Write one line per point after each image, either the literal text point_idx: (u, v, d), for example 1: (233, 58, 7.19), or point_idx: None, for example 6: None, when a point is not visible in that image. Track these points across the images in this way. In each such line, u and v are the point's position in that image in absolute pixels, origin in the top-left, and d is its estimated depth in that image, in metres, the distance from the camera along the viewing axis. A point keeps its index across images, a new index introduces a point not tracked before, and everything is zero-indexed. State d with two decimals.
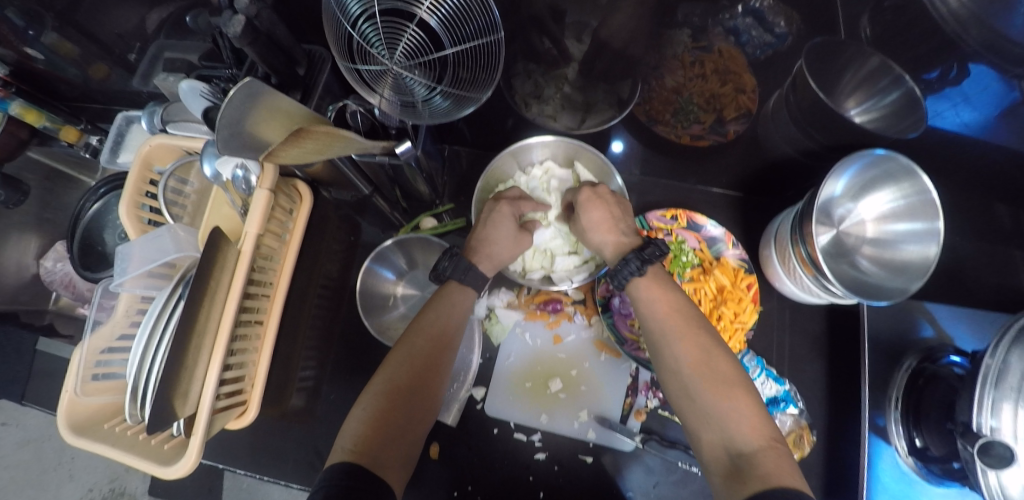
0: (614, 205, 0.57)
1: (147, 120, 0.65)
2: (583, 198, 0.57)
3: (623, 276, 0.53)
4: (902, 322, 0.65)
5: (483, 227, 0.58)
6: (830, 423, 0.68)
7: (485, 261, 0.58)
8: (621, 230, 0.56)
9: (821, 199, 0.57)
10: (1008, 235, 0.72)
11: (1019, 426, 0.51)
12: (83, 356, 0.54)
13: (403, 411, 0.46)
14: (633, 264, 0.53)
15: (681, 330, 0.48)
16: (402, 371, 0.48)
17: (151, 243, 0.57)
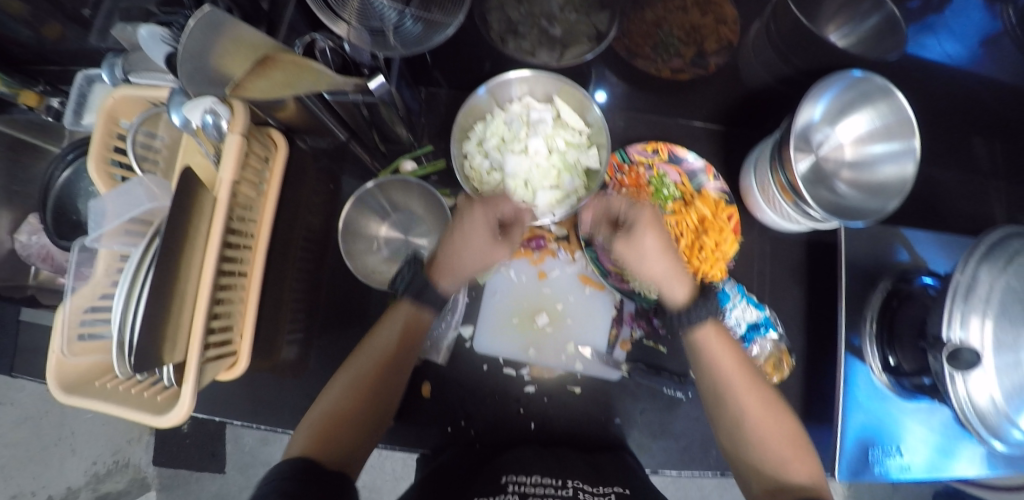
0: (663, 229, 0.59)
1: (108, 72, 0.62)
2: (643, 219, 0.58)
3: (693, 321, 0.58)
4: (879, 247, 0.67)
5: (460, 234, 0.60)
6: (810, 348, 0.71)
7: (449, 274, 0.61)
8: (677, 260, 0.59)
9: (800, 124, 0.57)
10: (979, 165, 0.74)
11: (987, 337, 0.52)
12: (65, 314, 0.54)
13: (361, 409, 0.53)
14: (703, 311, 0.58)
15: (742, 386, 0.55)
16: (365, 380, 0.55)
17: (122, 197, 0.56)
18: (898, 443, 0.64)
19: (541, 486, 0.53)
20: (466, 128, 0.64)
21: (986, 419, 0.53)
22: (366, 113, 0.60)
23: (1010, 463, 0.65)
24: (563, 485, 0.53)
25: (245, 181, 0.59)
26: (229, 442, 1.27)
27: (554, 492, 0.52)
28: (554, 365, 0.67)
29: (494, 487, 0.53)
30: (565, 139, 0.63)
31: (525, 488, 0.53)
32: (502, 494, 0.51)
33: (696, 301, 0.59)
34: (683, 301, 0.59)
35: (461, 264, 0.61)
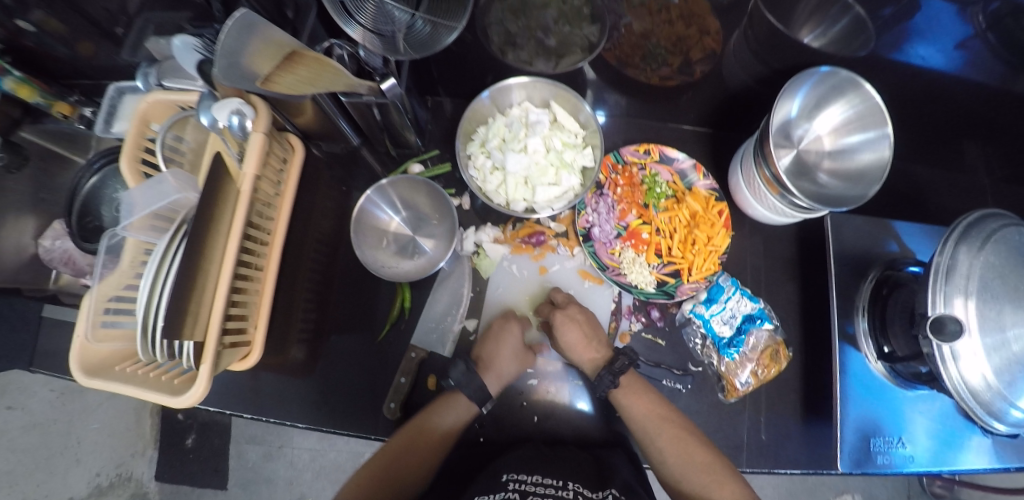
0: (589, 323, 0.67)
1: (142, 81, 0.69)
2: (557, 321, 0.66)
3: (602, 389, 0.64)
4: (869, 239, 0.69)
5: (493, 346, 0.68)
6: (808, 340, 0.72)
7: (493, 378, 0.66)
8: (594, 347, 0.66)
9: (778, 120, 0.62)
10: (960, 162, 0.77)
11: (972, 316, 0.53)
12: (93, 300, 0.57)
13: (398, 476, 0.60)
14: (608, 379, 0.63)
15: (668, 434, 0.61)
16: (408, 454, 0.61)
17: (150, 190, 0.60)
18: (902, 434, 0.64)
19: (541, 486, 0.54)
20: (470, 132, 0.69)
21: (982, 398, 0.54)
22: (379, 118, 0.65)
23: (1016, 453, 0.65)
24: (563, 487, 0.55)
25: (265, 178, 0.63)
26: (232, 457, 1.23)
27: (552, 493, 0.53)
28: (556, 359, 0.70)
29: (496, 485, 0.55)
30: (561, 140, 0.67)
31: (525, 486, 0.54)
32: (503, 492, 0.53)
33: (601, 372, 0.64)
34: (590, 370, 0.65)
35: (497, 373, 0.66)
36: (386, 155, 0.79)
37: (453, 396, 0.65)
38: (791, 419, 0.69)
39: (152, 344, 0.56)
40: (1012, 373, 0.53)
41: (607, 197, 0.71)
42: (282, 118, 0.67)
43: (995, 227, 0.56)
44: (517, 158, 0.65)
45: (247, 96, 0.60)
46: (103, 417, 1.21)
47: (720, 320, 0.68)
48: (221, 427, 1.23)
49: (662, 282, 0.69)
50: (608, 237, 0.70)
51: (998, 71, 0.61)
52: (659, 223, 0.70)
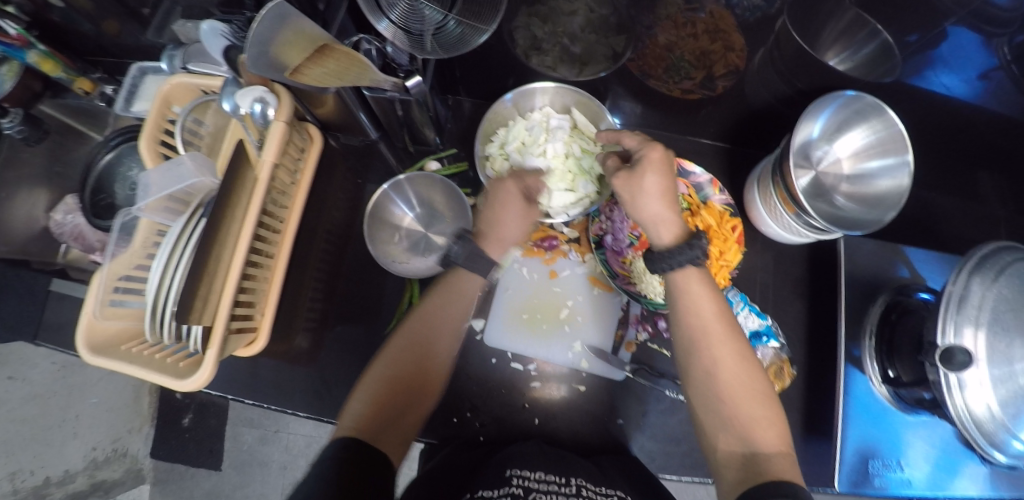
0: (671, 172, 0.55)
1: (167, 62, 0.69)
2: (647, 158, 0.53)
3: (677, 259, 0.53)
4: (879, 263, 0.70)
5: (494, 206, 0.63)
6: (811, 360, 0.72)
7: (496, 246, 0.63)
8: (676, 206, 0.55)
9: (799, 140, 0.62)
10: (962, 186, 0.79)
11: (980, 348, 0.54)
12: (103, 278, 0.57)
13: (395, 402, 0.52)
14: (693, 250, 0.53)
15: (719, 334, 0.51)
16: (406, 368, 0.55)
17: (168, 172, 0.60)
18: (900, 458, 0.65)
19: (544, 483, 0.53)
20: (490, 133, 0.69)
21: (984, 428, 0.54)
22: (401, 113, 0.65)
23: (1011, 485, 0.66)
24: (566, 484, 0.53)
25: (283, 166, 0.63)
26: (227, 439, 1.27)
27: (558, 489, 0.52)
28: (563, 362, 0.69)
29: (498, 480, 0.53)
30: (581, 146, 0.67)
31: (529, 483, 0.52)
32: (506, 486, 0.51)
33: (685, 243, 0.53)
34: (670, 239, 0.54)
35: (498, 235, 0.63)
36: (404, 151, 0.78)
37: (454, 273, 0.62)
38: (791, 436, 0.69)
39: (159, 324, 0.56)
40: (1017, 406, 0.54)
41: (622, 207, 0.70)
42: (303, 109, 0.68)
43: (1008, 260, 0.57)
44: (537, 162, 0.65)
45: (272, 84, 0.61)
46: (101, 392, 1.21)
47: None
48: (218, 408, 1.24)
49: None
50: (620, 246, 0.69)
51: (1015, 102, 0.62)
52: None
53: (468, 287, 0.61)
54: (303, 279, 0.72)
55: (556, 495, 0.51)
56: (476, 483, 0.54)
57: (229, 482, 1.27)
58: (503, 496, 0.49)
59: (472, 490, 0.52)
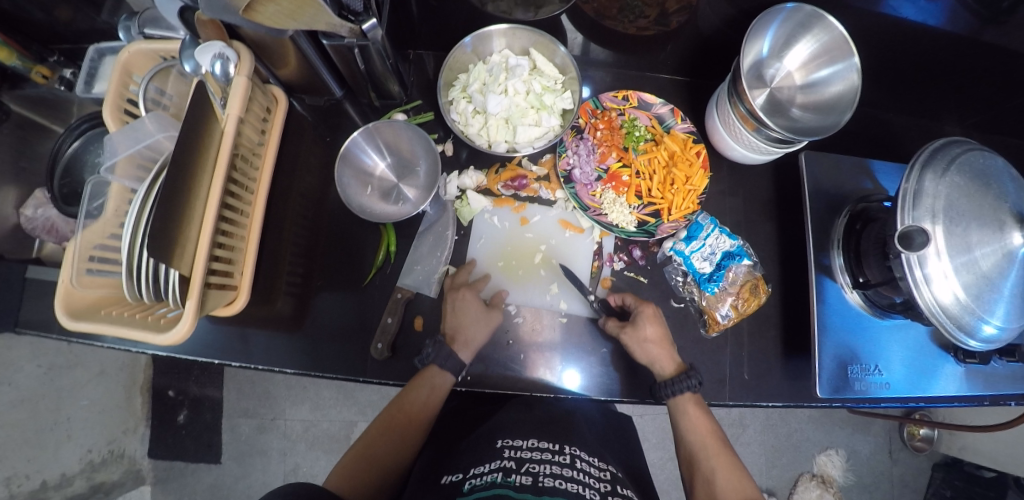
0: (662, 325, 0.67)
1: (123, 34, 0.70)
2: (644, 312, 0.67)
3: (677, 388, 0.64)
4: (844, 177, 0.71)
5: (455, 313, 0.68)
6: (785, 278, 0.74)
7: (332, 319, 0.71)
8: (671, 346, 0.66)
9: (749, 61, 0.65)
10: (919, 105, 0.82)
11: (942, 242, 0.54)
12: (77, 245, 0.56)
13: (381, 450, 0.64)
14: (691, 380, 0.64)
15: (716, 452, 0.65)
16: (389, 436, 0.64)
17: (131, 133, 0.60)
18: (877, 361, 0.66)
19: (537, 452, 0.55)
20: (451, 79, 0.72)
21: (952, 313, 0.54)
22: (362, 66, 0.66)
23: (987, 384, 0.67)
24: (559, 452, 0.56)
25: (249, 123, 0.64)
26: (225, 432, 1.30)
27: (550, 457, 0.54)
28: (542, 305, 0.73)
29: (491, 452, 0.56)
30: (541, 83, 0.69)
31: (521, 453, 0.55)
32: (499, 458, 0.54)
33: (682, 372, 0.65)
34: (669, 373, 0.65)
35: (466, 340, 0.67)
36: (369, 106, 0.79)
37: (424, 373, 0.65)
38: (770, 353, 0.71)
39: (140, 284, 0.56)
40: (979, 288, 0.54)
41: (587, 141, 0.73)
42: (265, 70, 0.68)
43: (958, 152, 0.58)
44: (497, 99, 0.67)
45: (230, 42, 0.60)
46: (93, 394, 1.18)
47: (700, 256, 0.70)
48: (212, 402, 1.30)
49: (643, 222, 0.72)
50: (588, 179, 0.72)
51: (963, 19, 0.64)
52: (638, 166, 0.73)
53: (442, 381, 0.65)
54: (281, 240, 0.73)
55: (549, 464, 0.53)
56: (468, 458, 0.57)
57: (231, 475, 1.29)
58: (496, 469, 0.51)
59: (467, 468, 0.54)
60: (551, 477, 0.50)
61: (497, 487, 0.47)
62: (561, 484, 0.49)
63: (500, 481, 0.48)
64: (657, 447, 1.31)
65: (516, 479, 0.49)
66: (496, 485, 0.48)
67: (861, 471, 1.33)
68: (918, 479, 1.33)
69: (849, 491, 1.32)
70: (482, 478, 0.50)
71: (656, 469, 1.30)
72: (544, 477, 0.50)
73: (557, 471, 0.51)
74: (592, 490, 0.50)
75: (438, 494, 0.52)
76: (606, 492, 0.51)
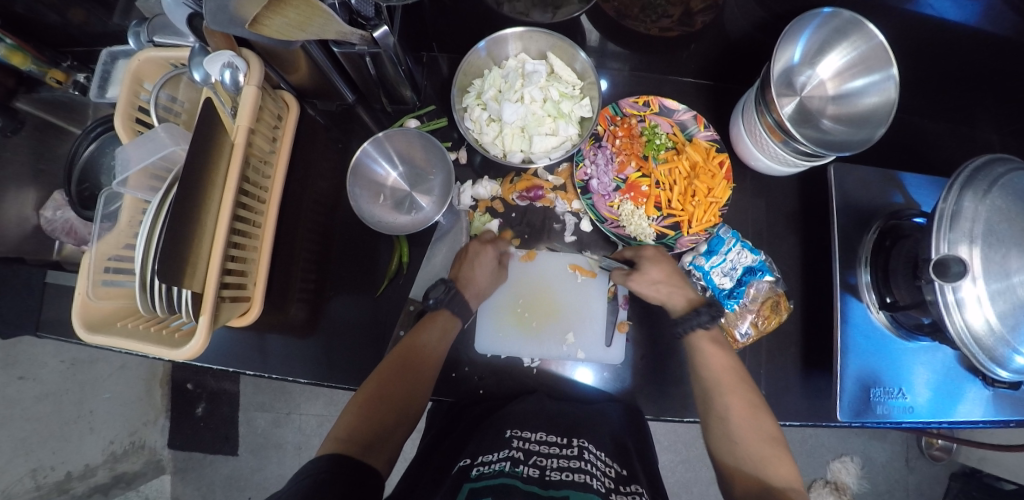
0: (668, 264, 0.68)
1: (134, 40, 0.70)
2: (647, 253, 0.68)
3: (689, 325, 0.64)
4: (874, 191, 0.68)
5: (470, 265, 0.69)
6: (810, 293, 0.71)
7: (344, 330, 0.71)
8: (687, 286, 0.67)
9: (779, 68, 0.62)
10: (956, 111, 0.78)
11: (978, 265, 0.51)
12: (93, 258, 0.56)
13: (387, 418, 0.59)
14: (703, 316, 0.64)
15: (731, 386, 0.61)
16: (394, 388, 0.60)
17: (146, 145, 0.60)
18: (901, 385, 0.64)
19: (545, 445, 0.54)
20: (466, 85, 0.70)
21: (984, 343, 0.52)
22: (374, 72, 0.65)
23: (1016, 408, 0.64)
24: (568, 445, 0.55)
25: (259, 132, 0.62)
26: (241, 424, 1.32)
27: (558, 451, 0.54)
28: (557, 357, 0.71)
29: (499, 442, 0.55)
30: (559, 90, 0.67)
31: (529, 445, 0.54)
32: (506, 449, 0.54)
33: (696, 308, 0.65)
34: (683, 309, 0.66)
35: (477, 291, 0.70)
36: (382, 111, 0.78)
37: (434, 315, 0.67)
38: (790, 371, 0.69)
39: (152, 298, 0.55)
40: (1017, 317, 0.51)
41: (605, 149, 0.71)
42: (276, 76, 0.67)
43: (1002, 172, 0.54)
44: (513, 108, 0.65)
45: (239, 50, 0.59)
46: (114, 387, 1.23)
47: (720, 272, 0.69)
48: (229, 395, 1.31)
49: (662, 234, 0.71)
50: (607, 189, 0.70)
51: (1009, 22, 0.59)
52: (659, 176, 0.70)
53: (452, 325, 0.67)
54: (294, 248, 0.72)
55: (556, 457, 0.52)
56: (478, 444, 0.56)
57: (247, 466, 1.31)
58: (504, 459, 0.52)
59: (476, 454, 0.54)
60: (557, 470, 0.50)
61: (504, 476, 0.47)
62: (568, 476, 0.48)
63: (507, 471, 0.49)
64: (668, 448, 1.30)
65: (524, 470, 0.49)
66: (505, 474, 0.48)
67: (875, 479, 1.31)
68: (934, 488, 1.31)
69: (862, 498, 1.31)
70: (490, 467, 0.50)
71: (666, 471, 1.30)
72: (551, 470, 0.50)
73: (564, 464, 0.51)
74: (600, 481, 0.49)
75: (447, 480, 0.51)
76: (612, 487, 0.50)
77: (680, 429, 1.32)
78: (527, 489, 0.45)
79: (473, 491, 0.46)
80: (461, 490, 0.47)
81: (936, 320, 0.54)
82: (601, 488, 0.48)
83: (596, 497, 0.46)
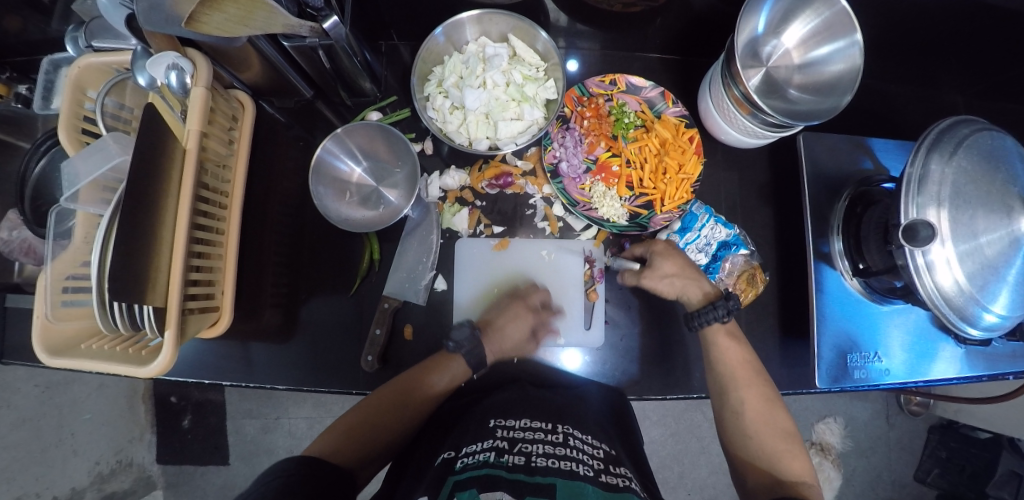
0: (680, 258, 0.67)
1: (72, 46, 0.66)
2: (659, 249, 0.67)
3: (706, 318, 0.63)
4: (843, 157, 0.68)
5: (505, 320, 0.70)
6: (785, 263, 0.72)
7: (321, 333, 0.69)
8: (703, 282, 0.66)
9: (744, 39, 0.61)
10: (918, 73, 0.78)
11: (946, 226, 0.51)
12: (48, 279, 0.54)
13: (358, 442, 0.58)
14: (720, 310, 0.62)
15: (746, 381, 0.62)
16: (378, 418, 0.60)
17: (93, 157, 0.58)
18: (877, 348, 0.65)
19: (529, 431, 0.54)
20: (427, 73, 0.68)
21: (954, 303, 0.52)
22: (329, 65, 0.62)
23: (987, 363, 0.66)
24: (553, 431, 0.54)
25: (213, 135, 0.60)
26: (230, 433, 1.29)
27: (543, 436, 0.53)
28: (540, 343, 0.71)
29: (484, 433, 0.54)
30: (521, 73, 0.65)
31: (514, 433, 0.54)
32: (491, 439, 0.53)
33: (713, 302, 0.63)
34: (699, 302, 0.65)
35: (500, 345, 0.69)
36: (343, 105, 0.75)
37: (448, 359, 0.66)
38: (769, 341, 0.70)
39: (112, 317, 0.53)
40: (985, 278, 0.52)
41: (574, 131, 0.70)
42: (227, 74, 0.64)
43: (965, 133, 0.54)
44: (475, 93, 0.64)
45: (183, 50, 0.56)
46: (94, 407, 1.21)
47: (695, 248, 0.70)
48: (215, 405, 1.28)
49: (635, 214, 0.70)
50: (577, 172, 0.69)
51: None
52: (629, 154, 0.69)
53: (461, 373, 0.66)
54: (263, 252, 0.70)
55: (542, 443, 0.52)
56: (459, 438, 0.55)
57: (240, 475, 1.29)
58: (488, 449, 0.50)
59: (459, 447, 0.53)
60: (544, 456, 0.49)
61: (489, 467, 0.47)
62: (555, 463, 0.48)
63: (492, 461, 0.48)
64: (658, 423, 1.33)
65: (509, 459, 0.48)
66: (489, 464, 0.47)
67: (859, 438, 1.35)
68: (914, 442, 1.36)
69: (847, 457, 1.34)
70: (474, 458, 0.49)
71: (657, 446, 1.32)
72: (537, 457, 0.49)
73: (550, 450, 0.50)
74: (587, 466, 0.49)
75: (427, 473, 0.51)
76: (601, 469, 0.49)
77: (669, 404, 1.34)
78: (513, 478, 0.45)
79: (457, 484, 0.45)
80: (446, 483, 0.46)
81: (907, 282, 0.55)
82: (589, 472, 0.48)
83: (584, 483, 0.45)
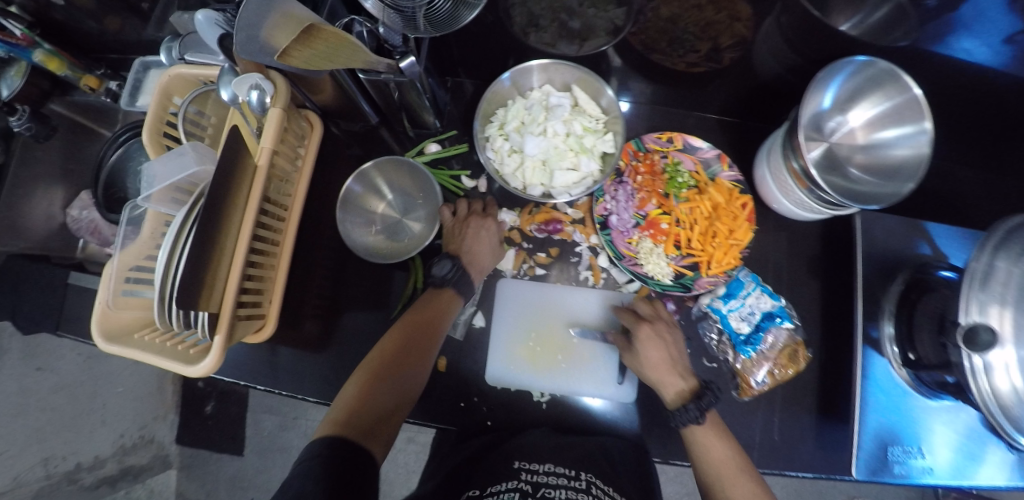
0: (666, 345, 0.64)
1: (165, 54, 0.72)
2: (642, 335, 0.64)
3: (680, 420, 0.59)
4: (901, 240, 0.66)
5: (472, 239, 0.68)
6: (828, 341, 0.70)
7: (355, 349, 0.71)
8: (679, 371, 0.62)
9: (808, 114, 0.61)
10: (991, 159, 0.75)
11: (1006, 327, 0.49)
12: (114, 269, 0.57)
13: (382, 395, 0.57)
14: (692, 412, 0.58)
15: (732, 478, 0.57)
16: (393, 364, 0.60)
17: (173, 161, 0.61)
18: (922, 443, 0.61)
19: (553, 475, 0.55)
20: (489, 114, 0.70)
21: (1011, 413, 0.49)
22: (397, 96, 0.65)
23: None
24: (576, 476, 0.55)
25: (282, 153, 0.63)
26: (248, 426, 1.32)
27: (566, 481, 0.54)
28: (567, 392, 0.70)
29: (507, 471, 0.56)
30: (581, 124, 0.67)
31: (538, 477, 0.55)
32: (514, 479, 0.55)
33: (685, 402, 0.59)
34: (673, 399, 0.61)
35: (481, 267, 0.69)
36: (405, 134, 0.78)
37: (436, 294, 0.66)
38: (804, 421, 0.67)
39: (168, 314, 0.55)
40: None
41: (626, 185, 0.71)
42: (302, 96, 0.68)
43: None
44: (535, 141, 0.66)
45: (267, 72, 0.59)
46: (126, 382, 1.29)
47: (738, 316, 0.67)
48: (238, 395, 1.33)
49: (679, 275, 0.70)
50: (625, 225, 0.70)
51: None
52: (679, 214, 0.69)
53: (453, 304, 0.66)
54: (311, 266, 0.73)
55: (564, 489, 0.53)
56: (483, 473, 0.57)
57: (252, 468, 1.31)
58: (512, 490, 0.53)
59: (484, 485, 0.56)
60: None
61: None
62: None
63: None
64: (674, 479, 1.29)
65: None
66: None
67: None
68: None
69: None
70: None
71: None
72: None
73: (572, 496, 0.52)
74: None
75: None
76: None
77: None
78: None
79: None
80: None
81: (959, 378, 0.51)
82: None
83: None
